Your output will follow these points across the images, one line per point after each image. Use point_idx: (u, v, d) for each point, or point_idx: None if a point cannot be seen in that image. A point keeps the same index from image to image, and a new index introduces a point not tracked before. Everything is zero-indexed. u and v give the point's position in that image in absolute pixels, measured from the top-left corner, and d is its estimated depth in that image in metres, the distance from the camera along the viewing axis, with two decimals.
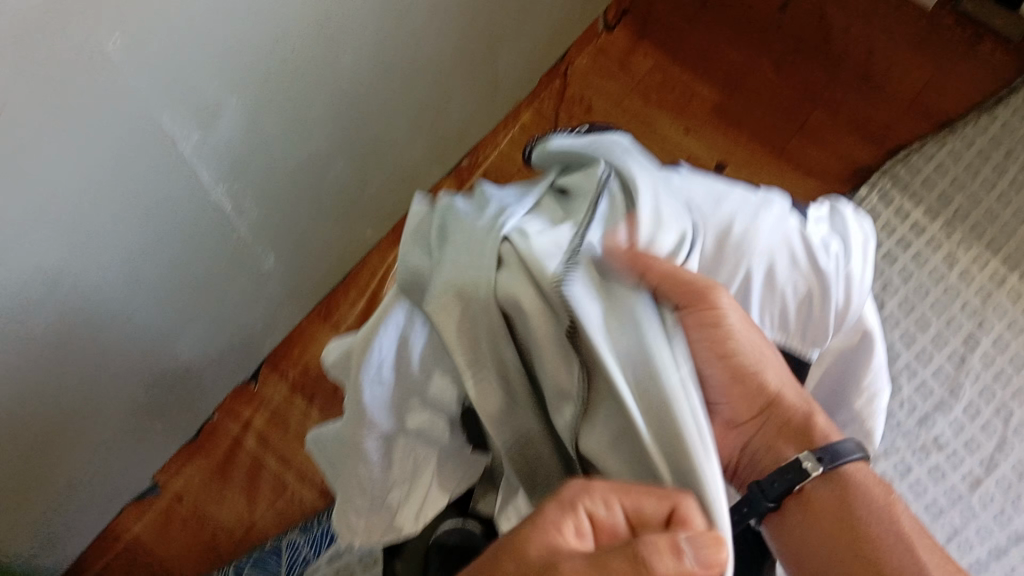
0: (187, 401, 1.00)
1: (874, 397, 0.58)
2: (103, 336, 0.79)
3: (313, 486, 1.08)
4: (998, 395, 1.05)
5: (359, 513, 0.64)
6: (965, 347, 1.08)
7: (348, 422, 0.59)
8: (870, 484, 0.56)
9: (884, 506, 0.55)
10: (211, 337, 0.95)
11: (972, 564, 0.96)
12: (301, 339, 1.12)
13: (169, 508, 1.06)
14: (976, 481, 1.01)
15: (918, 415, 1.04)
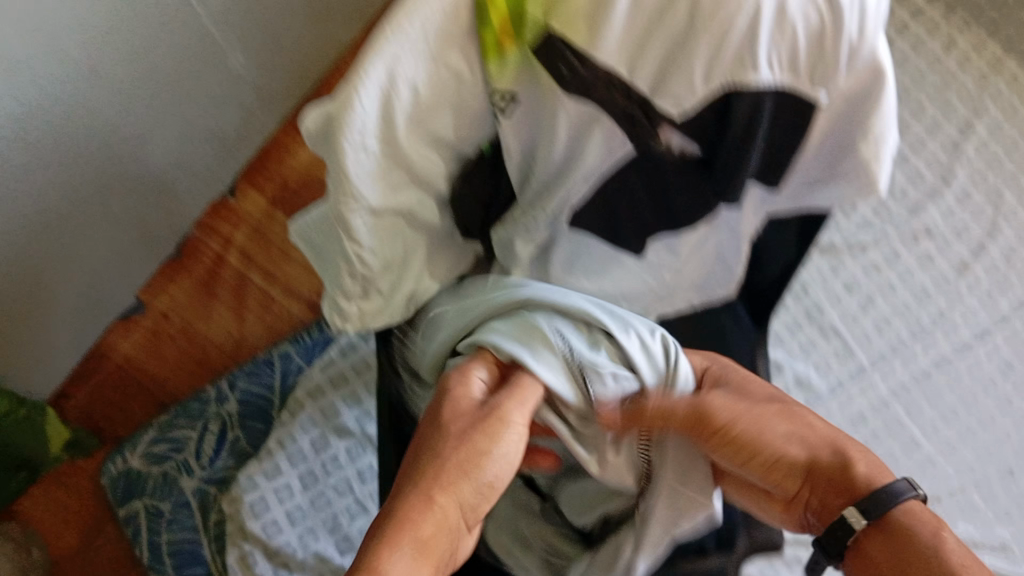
0: (165, 207, 0.97)
1: (882, 143, 0.52)
2: (70, 133, 0.76)
3: (300, 300, 1.10)
4: (991, 180, 1.08)
5: (350, 296, 0.65)
6: (960, 134, 1.10)
7: (333, 196, 0.57)
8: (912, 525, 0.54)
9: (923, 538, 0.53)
10: (183, 145, 0.92)
11: (961, 346, 1.04)
12: (275, 155, 1.08)
13: (156, 326, 1.06)
14: (964, 264, 1.06)
15: (910, 204, 1.08)
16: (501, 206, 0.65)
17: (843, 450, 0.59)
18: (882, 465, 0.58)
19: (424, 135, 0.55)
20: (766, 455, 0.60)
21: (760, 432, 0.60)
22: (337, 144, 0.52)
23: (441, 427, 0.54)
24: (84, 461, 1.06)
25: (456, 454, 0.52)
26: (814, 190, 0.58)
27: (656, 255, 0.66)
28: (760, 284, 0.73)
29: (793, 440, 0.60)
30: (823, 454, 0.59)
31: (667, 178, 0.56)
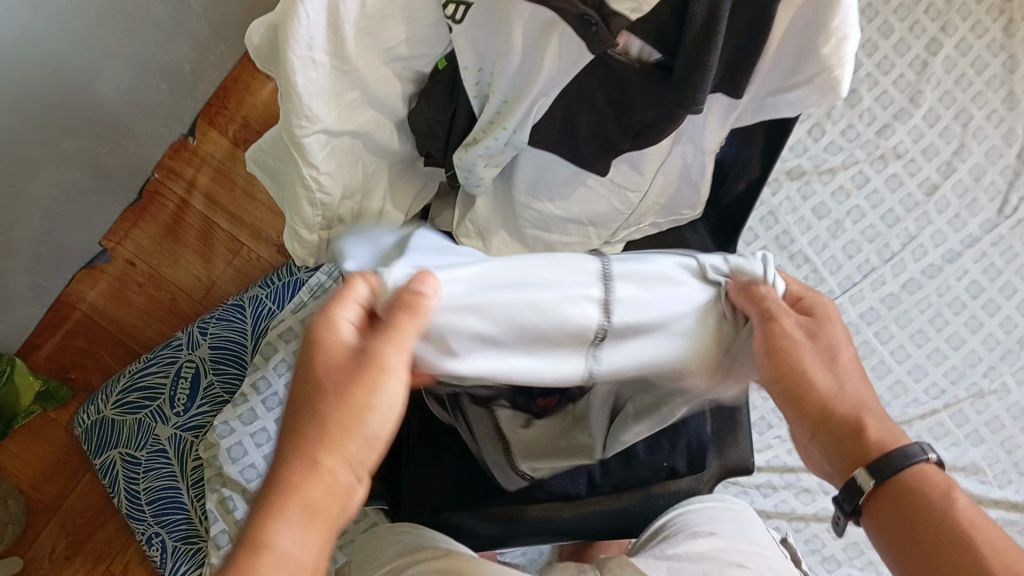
0: (122, 147, 0.98)
1: (844, 44, 0.51)
2: (13, 70, 0.75)
3: (268, 243, 1.10)
4: (959, 100, 1.07)
5: (311, 228, 0.62)
6: (928, 52, 1.08)
7: (283, 118, 0.54)
8: (936, 483, 0.51)
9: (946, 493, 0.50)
10: (134, 80, 0.92)
11: (928, 267, 1.04)
12: (235, 93, 1.08)
13: (124, 273, 1.08)
14: (933, 187, 1.06)
15: (878, 125, 1.07)
16: (458, 134, 0.62)
17: (863, 414, 0.54)
18: (895, 431, 0.53)
19: (376, 45, 0.54)
20: (807, 393, 0.54)
21: (806, 367, 0.53)
22: (289, 46, 0.50)
23: (292, 428, 0.48)
24: (57, 411, 1.08)
25: (340, 410, 0.47)
26: (774, 100, 0.56)
27: (619, 174, 0.65)
28: (727, 204, 0.72)
29: (824, 383, 0.54)
30: (846, 404, 0.54)
31: (629, 97, 0.55)
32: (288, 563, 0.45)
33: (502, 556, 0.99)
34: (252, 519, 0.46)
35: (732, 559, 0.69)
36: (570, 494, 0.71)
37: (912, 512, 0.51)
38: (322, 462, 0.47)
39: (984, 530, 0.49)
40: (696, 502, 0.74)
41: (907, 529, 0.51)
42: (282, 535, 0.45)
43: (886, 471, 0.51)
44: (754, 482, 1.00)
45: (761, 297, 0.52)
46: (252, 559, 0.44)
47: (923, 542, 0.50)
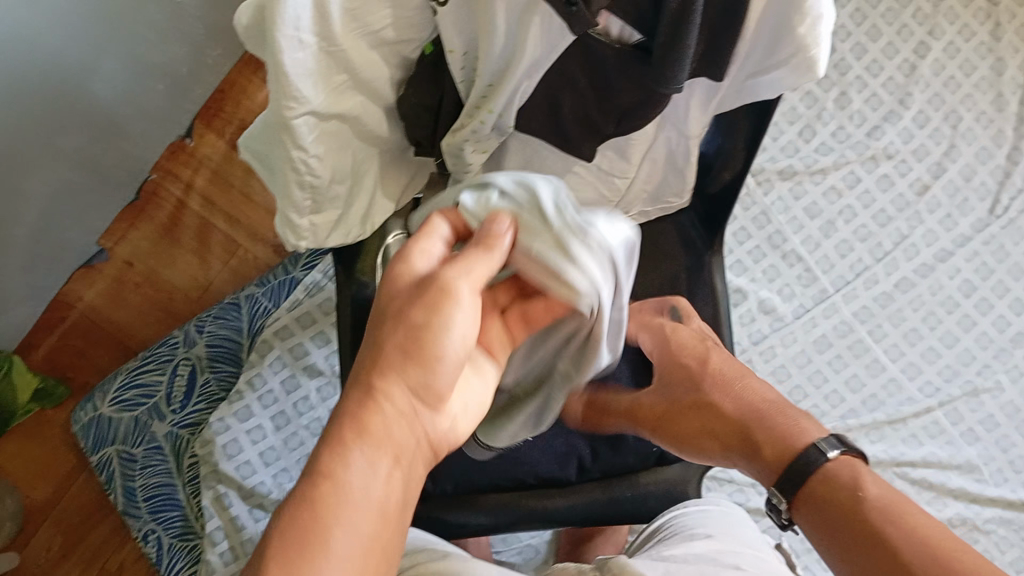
0: (118, 147, 0.99)
1: (818, 23, 0.52)
2: (13, 66, 0.77)
3: (265, 243, 1.12)
4: (948, 102, 1.08)
5: (301, 211, 0.63)
6: (916, 55, 1.09)
7: (274, 100, 0.56)
8: (842, 468, 0.60)
9: (854, 484, 0.58)
10: (133, 77, 0.93)
11: (921, 266, 1.05)
12: (232, 96, 1.11)
13: (121, 273, 1.10)
14: (924, 187, 1.07)
15: (868, 126, 1.08)
16: (446, 120, 0.63)
17: (792, 416, 0.65)
18: (814, 421, 0.65)
19: (365, 26, 0.55)
20: (721, 411, 0.67)
21: (709, 398, 0.68)
22: (276, 25, 0.51)
23: (370, 343, 0.48)
24: (54, 410, 1.09)
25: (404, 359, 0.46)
26: (754, 82, 0.57)
27: (606, 161, 0.66)
28: (711, 196, 0.73)
29: (728, 408, 0.67)
30: (751, 415, 0.66)
31: (610, 77, 0.56)
32: (373, 508, 0.44)
33: (497, 555, 0.98)
34: (320, 454, 0.45)
35: (729, 560, 0.64)
36: (560, 479, 0.73)
37: (833, 500, 0.59)
38: (385, 392, 0.46)
39: (899, 512, 0.56)
40: (683, 512, 0.72)
41: (828, 518, 0.59)
42: (354, 473, 0.44)
43: (797, 479, 0.61)
44: (749, 480, 1.00)
45: (641, 401, 0.71)
46: (323, 488, 0.43)
47: (850, 530, 0.57)
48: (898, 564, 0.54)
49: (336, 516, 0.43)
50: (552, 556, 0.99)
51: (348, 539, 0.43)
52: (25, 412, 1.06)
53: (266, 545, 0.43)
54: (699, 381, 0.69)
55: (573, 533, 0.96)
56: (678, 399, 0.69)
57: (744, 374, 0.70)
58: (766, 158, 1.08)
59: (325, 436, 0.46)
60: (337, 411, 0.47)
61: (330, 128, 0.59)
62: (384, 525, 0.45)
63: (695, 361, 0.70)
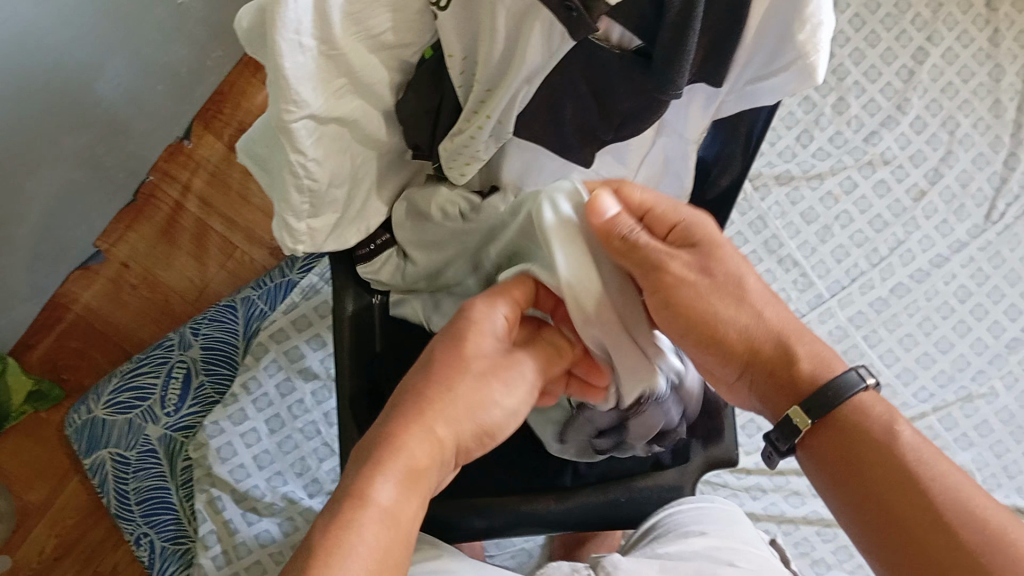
0: (119, 147, 0.99)
1: (818, 31, 0.52)
2: (13, 67, 0.76)
3: (261, 245, 1.12)
4: (945, 108, 1.09)
5: (299, 215, 0.62)
6: (914, 61, 1.10)
7: (273, 103, 0.55)
8: (872, 403, 0.55)
9: (885, 433, 0.53)
10: (135, 79, 0.93)
11: (916, 272, 1.05)
12: (232, 97, 1.10)
13: (117, 275, 1.09)
14: (920, 193, 1.07)
15: (866, 132, 1.08)
16: (445, 124, 0.63)
17: (788, 341, 0.57)
18: (823, 353, 0.57)
19: (365, 30, 0.55)
20: (725, 333, 0.57)
21: (711, 308, 0.56)
22: (275, 29, 0.51)
23: (436, 366, 0.53)
24: (48, 412, 1.09)
25: (444, 397, 0.52)
26: (753, 89, 0.57)
27: (604, 165, 0.66)
28: (708, 202, 0.73)
29: (734, 321, 0.57)
30: (765, 334, 0.57)
31: (611, 84, 0.56)
32: (388, 521, 0.48)
33: (491, 559, 0.98)
34: (356, 476, 0.49)
35: (725, 557, 0.65)
36: (556, 485, 0.73)
37: (858, 444, 0.54)
38: (426, 433, 0.51)
39: (922, 453, 0.52)
40: (681, 507, 0.72)
41: (848, 460, 0.54)
42: (383, 492, 0.48)
43: (828, 406, 0.55)
44: (744, 484, 1.00)
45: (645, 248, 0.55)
46: (356, 511, 0.47)
47: (873, 501, 0.53)
48: (936, 520, 0.50)
49: (361, 535, 0.46)
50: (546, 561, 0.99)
51: (365, 545, 0.46)
52: (19, 413, 1.06)
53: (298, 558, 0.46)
54: (708, 282, 0.57)
55: (567, 536, 0.95)
56: (682, 281, 0.56)
57: (742, 264, 0.58)
58: (764, 163, 1.08)
59: (363, 454, 0.50)
60: (375, 434, 0.51)
61: (327, 132, 0.59)
62: (399, 543, 0.48)
63: (688, 242, 0.57)
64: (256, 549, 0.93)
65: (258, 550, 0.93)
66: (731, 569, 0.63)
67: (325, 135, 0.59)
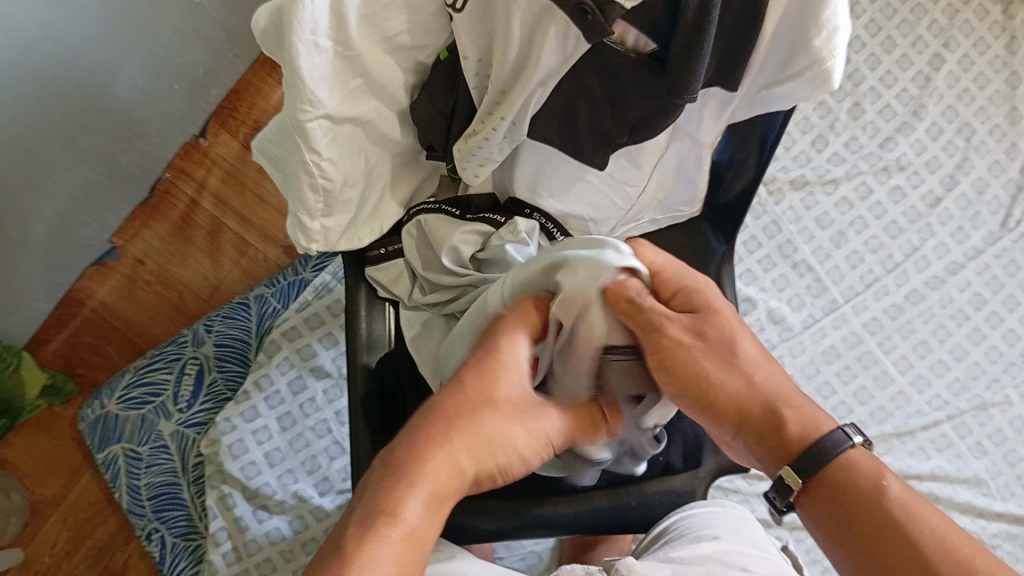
0: (136, 147, 1.00)
1: (835, 36, 0.52)
2: (32, 66, 0.77)
3: (275, 243, 1.12)
4: (962, 115, 1.08)
5: (313, 215, 0.63)
6: (931, 67, 1.09)
7: (289, 103, 0.56)
8: (863, 457, 0.53)
9: (878, 477, 0.52)
10: (151, 78, 0.93)
11: (931, 278, 1.04)
12: (248, 97, 1.11)
13: (132, 271, 1.10)
14: (935, 200, 1.06)
15: (881, 137, 1.08)
16: (459, 126, 0.63)
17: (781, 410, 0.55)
18: (818, 414, 0.55)
19: (380, 31, 0.55)
20: (721, 397, 0.55)
21: (702, 367, 0.55)
22: (290, 29, 0.51)
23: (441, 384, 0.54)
24: (63, 406, 1.10)
25: (460, 412, 0.52)
26: (768, 93, 0.57)
27: (618, 169, 0.66)
28: (721, 206, 0.73)
29: (748, 383, 0.55)
30: (757, 395, 0.55)
31: (626, 87, 0.56)
32: (411, 540, 0.47)
33: (501, 560, 0.98)
34: (383, 491, 0.48)
35: (737, 562, 0.65)
36: (564, 486, 0.72)
37: (851, 501, 0.52)
38: (449, 453, 0.51)
39: (917, 509, 0.50)
40: (690, 512, 0.72)
41: (842, 517, 0.52)
42: (409, 510, 0.48)
43: (811, 468, 0.53)
44: (755, 490, 1.00)
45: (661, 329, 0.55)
46: (384, 527, 0.47)
47: (864, 537, 0.51)
48: (922, 565, 0.49)
49: (384, 551, 0.46)
50: (555, 563, 0.99)
51: (386, 564, 0.45)
52: (33, 407, 1.06)
53: (320, 559, 0.47)
54: (701, 343, 0.56)
55: (576, 538, 0.95)
56: (681, 347, 0.55)
57: (749, 345, 0.57)
58: (778, 168, 1.08)
59: (388, 469, 0.50)
60: (398, 453, 0.51)
61: (340, 132, 0.59)
62: (418, 564, 0.47)
63: (689, 308, 0.57)
64: (266, 547, 0.94)
65: (269, 548, 0.94)
66: None
67: (339, 136, 0.59)
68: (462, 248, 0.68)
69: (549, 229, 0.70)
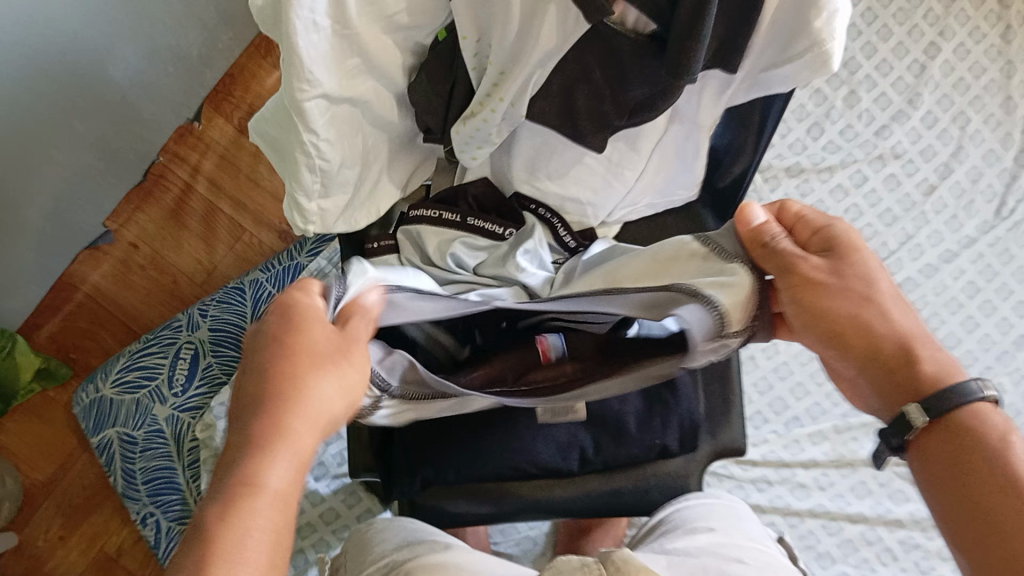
0: (129, 130, 0.99)
1: (835, 18, 0.52)
2: (23, 47, 0.76)
3: (270, 228, 1.12)
4: (957, 103, 1.08)
5: (310, 195, 0.62)
6: (926, 56, 1.09)
7: (286, 82, 0.55)
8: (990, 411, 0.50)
9: (1007, 429, 0.49)
10: (145, 61, 0.93)
11: (926, 267, 1.05)
12: (241, 81, 1.10)
13: (126, 256, 1.10)
14: (930, 188, 1.07)
15: (876, 126, 1.08)
16: (457, 108, 0.63)
17: (913, 347, 0.53)
18: (949, 363, 0.53)
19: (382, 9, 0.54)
20: (849, 329, 0.55)
21: (838, 307, 0.55)
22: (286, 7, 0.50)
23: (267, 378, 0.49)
24: (57, 391, 1.09)
25: (289, 369, 0.49)
26: (768, 76, 0.57)
27: (616, 152, 0.66)
28: (705, 190, 0.75)
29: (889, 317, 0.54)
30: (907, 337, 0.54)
31: (626, 70, 0.56)
32: (278, 503, 0.47)
33: (496, 545, 0.98)
34: (238, 465, 0.47)
35: (731, 553, 0.65)
36: (561, 469, 0.71)
37: (965, 451, 0.50)
38: (289, 427, 0.49)
39: None
40: (686, 504, 0.72)
41: (949, 464, 0.50)
42: (275, 473, 0.47)
43: (943, 406, 0.50)
44: (749, 476, 1.00)
45: (784, 246, 0.56)
46: (248, 498, 0.46)
47: (969, 489, 0.49)
48: None
49: (252, 518, 0.45)
50: (550, 548, 0.99)
51: (259, 530, 0.45)
52: (27, 391, 1.06)
53: (189, 544, 0.45)
54: (845, 279, 0.55)
55: (571, 526, 0.95)
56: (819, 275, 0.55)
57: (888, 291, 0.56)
58: (774, 156, 1.07)
59: (238, 440, 0.48)
60: (246, 430, 0.48)
61: (337, 113, 0.59)
62: (284, 530, 0.47)
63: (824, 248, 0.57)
64: None
65: None
66: (736, 566, 0.62)
67: (334, 117, 0.59)
68: (461, 256, 0.69)
69: (553, 223, 0.72)
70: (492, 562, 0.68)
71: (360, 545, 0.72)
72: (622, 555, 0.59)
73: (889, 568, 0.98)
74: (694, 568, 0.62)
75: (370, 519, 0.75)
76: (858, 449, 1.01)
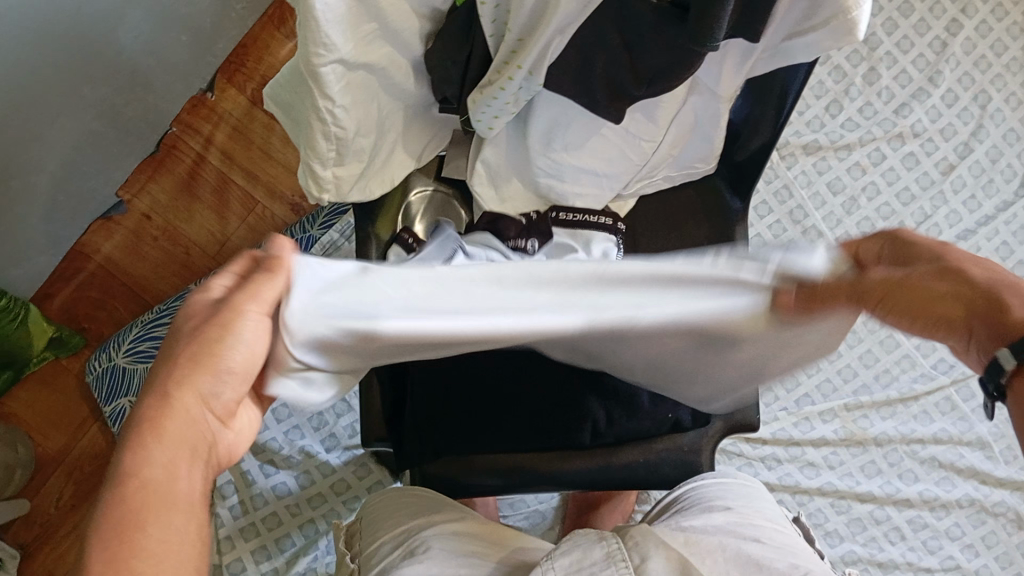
0: (141, 98, 0.99)
1: None
2: (39, 14, 0.76)
3: (282, 201, 1.12)
4: (978, 81, 1.06)
5: (325, 163, 0.62)
6: (948, 32, 1.06)
7: (302, 45, 0.54)
8: None
9: None
10: (158, 26, 0.92)
11: None
12: (255, 51, 1.10)
13: (139, 227, 1.10)
14: (949, 166, 1.06)
15: (896, 103, 1.06)
16: (473, 78, 0.62)
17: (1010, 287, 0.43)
18: None
19: None
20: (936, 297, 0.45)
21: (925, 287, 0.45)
22: None
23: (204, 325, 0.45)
24: (69, 359, 1.10)
25: (202, 349, 0.45)
26: (790, 45, 0.56)
27: (634, 123, 0.66)
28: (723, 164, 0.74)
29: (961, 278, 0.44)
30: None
31: (644, 34, 0.55)
32: (179, 504, 0.43)
33: (505, 519, 0.99)
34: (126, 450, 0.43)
35: (747, 531, 0.65)
36: (574, 442, 0.71)
37: None
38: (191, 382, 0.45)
39: None
40: (702, 483, 0.72)
41: None
42: (183, 480, 0.44)
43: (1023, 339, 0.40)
44: (758, 454, 1.00)
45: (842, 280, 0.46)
46: (127, 488, 0.42)
47: None
48: None
49: (162, 524, 0.42)
50: (558, 523, 1.00)
51: (179, 537, 0.42)
52: (39, 359, 1.06)
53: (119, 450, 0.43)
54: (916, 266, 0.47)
55: (582, 503, 0.95)
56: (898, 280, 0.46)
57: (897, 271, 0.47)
58: (792, 132, 1.07)
59: (146, 414, 0.44)
60: (164, 357, 0.46)
61: (353, 79, 0.58)
62: (192, 519, 0.43)
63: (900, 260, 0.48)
64: (272, 501, 0.97)
65: (275, 502, 0.97)
66: (755, 545, 0.62)
67: (350, 84, 0.58)
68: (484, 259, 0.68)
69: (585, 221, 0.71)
70: (509, 534, 0.68)
71: (374, 514, 0.72)
72: (641, 530, 0.58)
73: (897, 547, 0.98)
74: (713, 545, 0.62)
75: (380, 491, 0.75)
76: (867, 426, 1.01)
